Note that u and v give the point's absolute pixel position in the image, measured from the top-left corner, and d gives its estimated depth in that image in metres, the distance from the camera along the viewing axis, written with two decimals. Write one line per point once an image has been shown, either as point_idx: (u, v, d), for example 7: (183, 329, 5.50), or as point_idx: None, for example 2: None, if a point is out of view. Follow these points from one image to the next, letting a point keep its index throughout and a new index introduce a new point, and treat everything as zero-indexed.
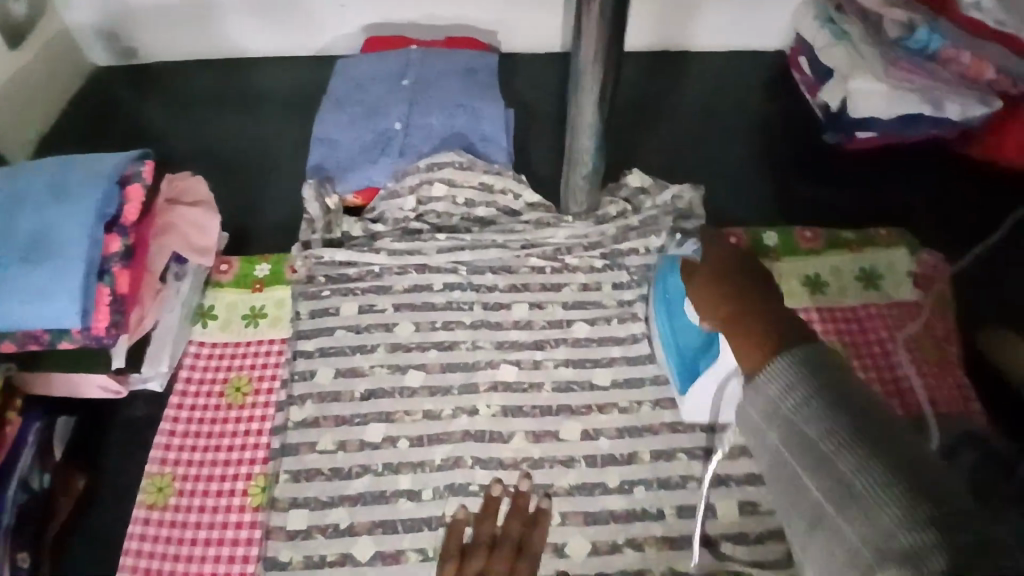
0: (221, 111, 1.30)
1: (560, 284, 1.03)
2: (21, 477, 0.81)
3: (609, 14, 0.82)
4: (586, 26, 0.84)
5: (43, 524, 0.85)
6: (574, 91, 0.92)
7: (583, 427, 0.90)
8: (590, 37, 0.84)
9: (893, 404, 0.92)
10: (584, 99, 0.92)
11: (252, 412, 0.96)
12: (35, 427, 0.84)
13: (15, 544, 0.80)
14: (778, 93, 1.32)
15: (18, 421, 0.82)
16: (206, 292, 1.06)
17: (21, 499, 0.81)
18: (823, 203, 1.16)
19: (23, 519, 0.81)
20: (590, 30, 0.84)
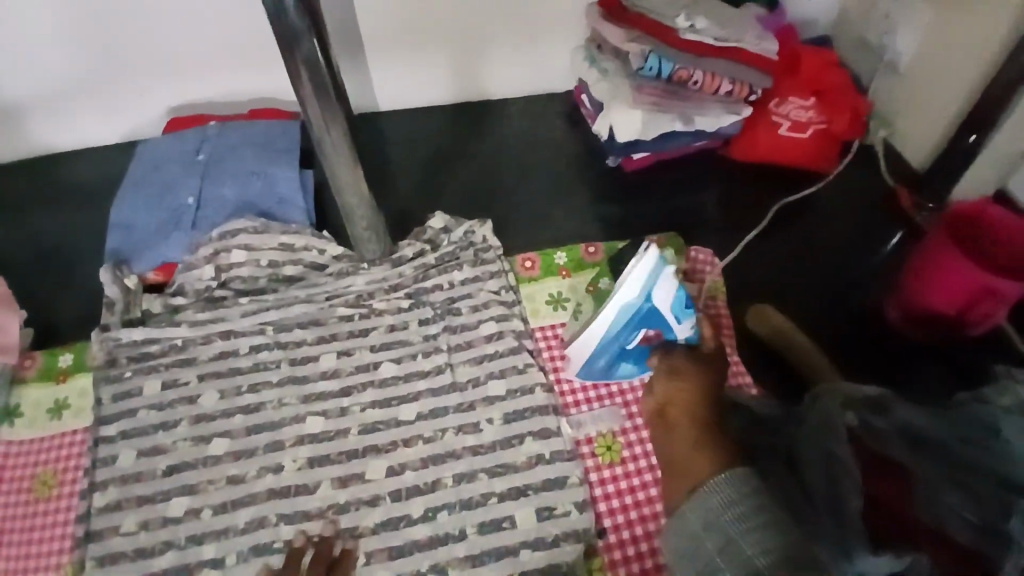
0: (30, 207, 1.29)
1: (367, 329, 1.06)
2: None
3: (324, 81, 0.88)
4: (308, 96, 0.89)
5: None
6: (320, 155, 0.97)
7: (389, 464, 0.92)
8: (313, 101, 0.90)
9: None
10: (336, 157, 0.97)
11: (55, 502, 0.94)
12: None
13: None
14: (575, 125, 1.45)
15: None
16: (11, 392, 1.03)
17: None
18: (614, 216, 1.28)
19: None
20: (314, 97, 0.89)
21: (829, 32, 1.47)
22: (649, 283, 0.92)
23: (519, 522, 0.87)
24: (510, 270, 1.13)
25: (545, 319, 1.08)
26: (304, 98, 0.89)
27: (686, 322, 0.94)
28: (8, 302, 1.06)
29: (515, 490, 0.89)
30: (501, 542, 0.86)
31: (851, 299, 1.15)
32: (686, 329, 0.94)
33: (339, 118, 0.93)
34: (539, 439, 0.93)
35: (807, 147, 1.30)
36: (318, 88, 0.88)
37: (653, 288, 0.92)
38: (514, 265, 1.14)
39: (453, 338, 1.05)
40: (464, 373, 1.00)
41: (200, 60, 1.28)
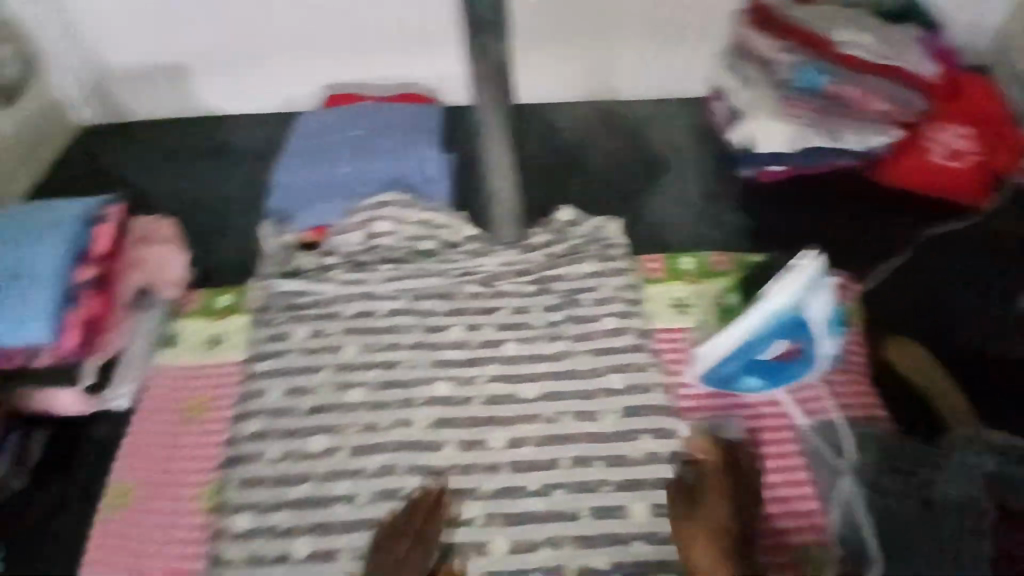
0: (197, 161, 1.43)
1: (494, 308, 1.12)
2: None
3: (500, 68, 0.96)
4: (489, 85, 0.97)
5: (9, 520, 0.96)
6: (481, 137, 1.03)
7: (509, 437, 0.98)
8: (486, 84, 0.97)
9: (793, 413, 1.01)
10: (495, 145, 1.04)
11: (201, 427, 1.03)
12: (12, 437, 0.99)
13: None
14: (705, 132, 1.44)
15: None
16: (169, 322, 1.14)
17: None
18: (741, 227, 1.29)
19: None
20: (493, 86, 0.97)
21: (987, 64, 1.41)
22: (811, 291, 0.96)
23: (633, 513, 0.90)
24: (635, 269, 1.14)
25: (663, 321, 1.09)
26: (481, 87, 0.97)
27: (826, 340, 0.98)
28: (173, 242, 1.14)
29: (631, 483, 0.93)
30: (613, 527, 0.89)
31: None
32: (830, 344, 0.98)
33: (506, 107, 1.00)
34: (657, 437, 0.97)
35: (958, 178, 1.23)
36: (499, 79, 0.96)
37: (811, 304, 0.95)
38: (639, 265, 1.15)
39: (576, 327, 1.08)
40: (582, 360, 1.04)
41: (360, 43, 1.40)
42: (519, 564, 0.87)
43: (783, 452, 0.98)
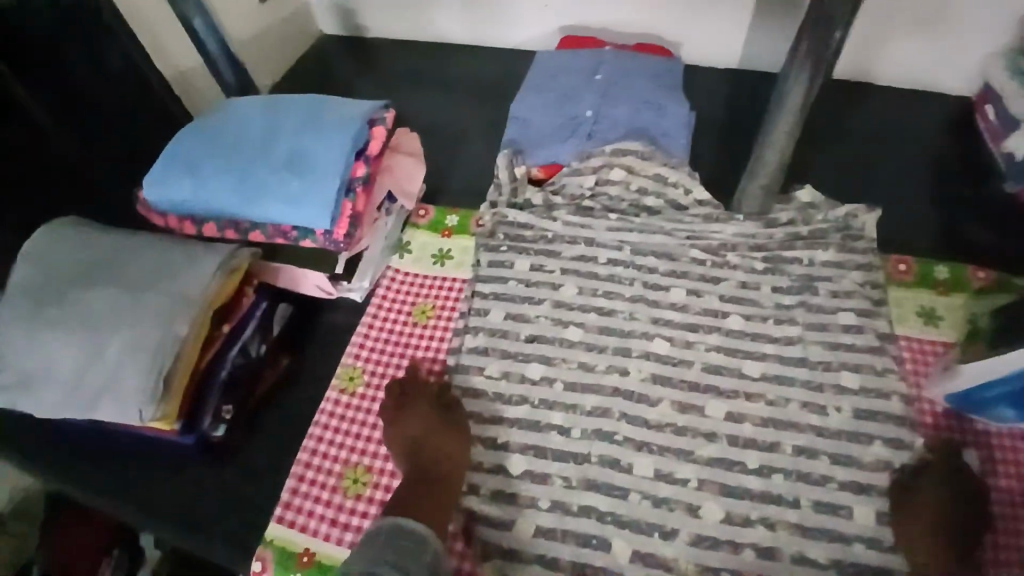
0: (428, 84, 1.49)
1: (718, 278, 1.09)
2: (245, 340, 0.99)
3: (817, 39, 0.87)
4: (801, 61, 0.89)
5: (250, 388, 1.02)
6: (776, 104, 0.96)
7: (728, 408, 0.97)
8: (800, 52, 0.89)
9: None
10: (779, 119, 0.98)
11: (426, 331, 1.10)
12: (262, 305, 1.02)
13: (226, 398, 0.97)
14: (959, 135, 1.32)
15: (251, 296, 1.01)
16: (405, 229, 1.22)
17: (240, 362, 0.98)
18: (995, 247, 1.15)
19: (236, 380, 0.99)
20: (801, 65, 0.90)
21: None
22: None
23: (856, 515, 0.88)
24: (882, 267, 1.08)
25: (908, 330, 1.03)
26: (796, 62, 0.90)
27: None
28: (418, 156, 1.20)
29: (857, 485, 0.89)
30: (833, 523, 0.87)
31: None
32: None
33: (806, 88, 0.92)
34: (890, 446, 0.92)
35: None
36: (817, 55, 0.88)
37: None
38: (886, 265, 1.09)
39: (809, 316, 1.04)
40: (816, 351, 1.00)
41: None
42: (730, 534, 0.88)
43: (1018, 491, 0.89)
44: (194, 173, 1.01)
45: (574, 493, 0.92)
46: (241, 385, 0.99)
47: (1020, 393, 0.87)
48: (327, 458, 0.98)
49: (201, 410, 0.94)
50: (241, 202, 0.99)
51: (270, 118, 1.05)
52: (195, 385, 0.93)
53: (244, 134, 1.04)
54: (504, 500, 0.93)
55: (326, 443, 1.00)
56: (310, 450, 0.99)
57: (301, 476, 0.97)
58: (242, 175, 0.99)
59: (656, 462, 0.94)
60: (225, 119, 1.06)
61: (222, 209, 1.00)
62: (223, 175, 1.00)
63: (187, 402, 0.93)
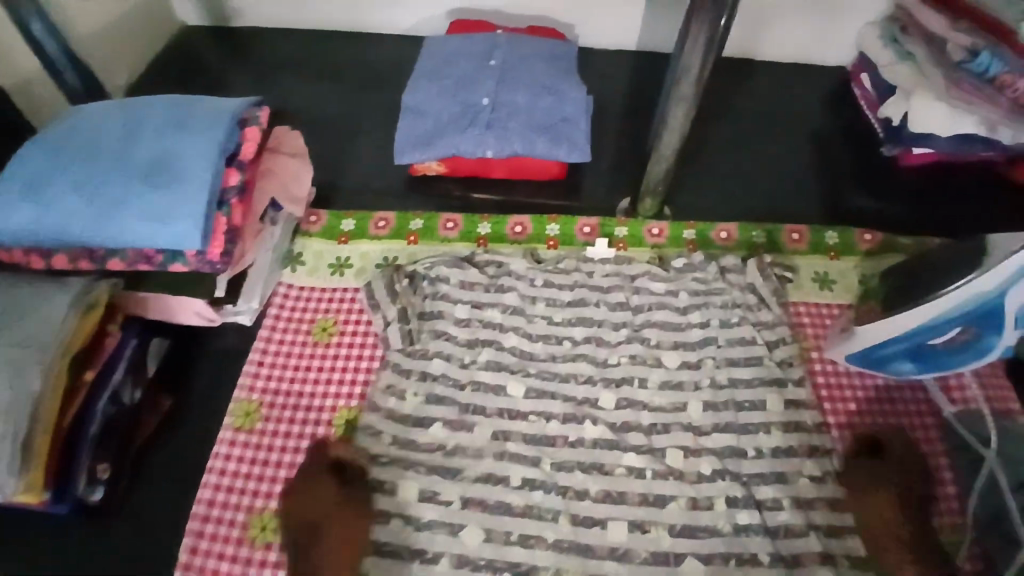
0: (308, 77, 1.36)
1: (632, 271, 1.03)
2: (114, 387, 0.86)
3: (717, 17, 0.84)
4: (695, 42, 0.87)
5: (128, 438, 0.89)
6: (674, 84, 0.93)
7: (653, 395, 0.92)
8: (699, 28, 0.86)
9: (927, 403, 0.96)
10: (679, 101, 0.95)
11: (326, 352, 1.00)
12: (131, 342, 0.89)
13: (98, 455, 0.85)
14: (835, 105, 1.40)
15: (116, 335, 0.87)
16: (296, 240, 1.10)
17: (110, 411, 0.86)
18: (874, 209, 1.22)
19: (110, 431, 0.86)
20: (698, 44, 0.87)
21: None
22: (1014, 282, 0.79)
23: (781, 483, 0.86)
24: (776, 237, 1.11)
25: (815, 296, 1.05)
26: (691, 44, 0.87)
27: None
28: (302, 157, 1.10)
29: (779, 452, 0.88)
30: (767, 495, 0.85)
31: None
32: (1014, 336, 0.84)
33: (700, 68, 0.90)
34: (812, 411, 0.91)
35: None
36: (711, 32, 0.85)
37: (1011, 297, 0.80)
38: (781, 234, 1.12)
39: (726, 297, 1.00)
40: (740, 330, 0.97)
41: None
42: (661, 519, 0.84)
43: (922, 443, 0.92)
44: (31, 194, 0.85)
45: (496, 502, 0.84)
46: (114, 436, 0.87)
47: (919, 351, 0.91)
48: (228, 507, 0.87)
49: (72, 473, 0.81)
50: (91, 226, 0.84)
51: (122, 124, 0.91)
52: (60, 447, 0.80)
53: (90, 143, 0.88)
54: (421, 518, 0.83)
55: (222, 490, 0.89)
56: (207, 501, 0.88)
57: (200, 531, 0.86)
58: (90, 193, 0.85)
59: (590, 455, 0.88)
60: (68, 128, 0.91)
61: (70, 237, 0.85)
62: (67, 195, 0.85)
63: (54, 467, 0.79)
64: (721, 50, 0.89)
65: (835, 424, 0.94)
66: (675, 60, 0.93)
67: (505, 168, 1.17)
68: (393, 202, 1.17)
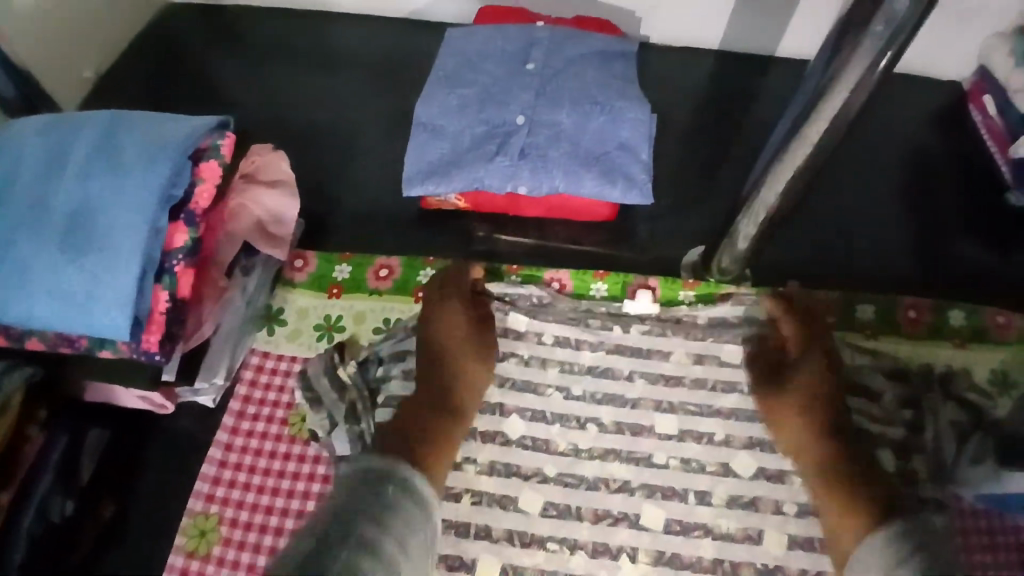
0: (304, 70, 1.11)
1: (698, 357, 0.83)
2: (40, 500, 0.68)
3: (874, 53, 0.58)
4: (845, 79, 0.61)
5: (58, 559, 0.71)
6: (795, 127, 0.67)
7: (727, 539, 0.72)
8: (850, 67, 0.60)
9: None
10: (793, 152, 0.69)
11: (306, 450, 0.78)
12: (60, 442, 0.71)
13: None
14: (948, 130, 1.13)
15: (40, 438, 0.69)
16: (274, 292, 0.88)
17: (36, 529, 0.68)
18: (1003, 274, 0.98)
19: (37, 553, 0.69)
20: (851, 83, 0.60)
21: None
22: None
23: None
24: (883, 314, 0.87)
25: (942, 411, 0.79)
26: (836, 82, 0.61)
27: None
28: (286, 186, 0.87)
29: None
30: None
31: None
32: None
33: (842, 114, 0.64)
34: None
35: None
36: (871, 66, 0.59)
37: None
38: (894, 312, 0.88)
39: None
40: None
41: None
42: None
43: None
44: None
45: None
46: (42, 559, 0.70)
47: None
48: None
49: None
50: None
51: (44, 153, 0.70)
52: None
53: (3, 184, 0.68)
54: None
55: None
56: None
57: None
58: None
59: None
60: None
61: None
62: None
63: None
64: (871, 92, 0.63)
65: None
66: (803, 92, 0.68)
67: (540, 206, 0.94)
68: (400, 241, 0.94)
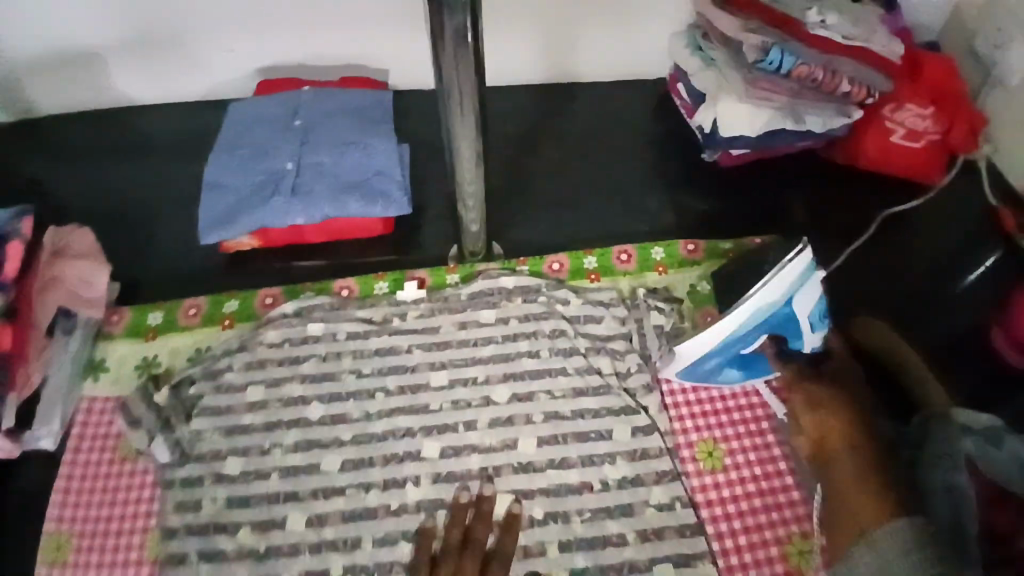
0: (114, 159, 1.26)
1: (463, 323, 1.04)
2: None
3: (466, 57, 0.80)
4: (458, 82, 0.83)
5: None
6: (446, 124, 0.89)
7: (491, 452, 0.91)
8: (452, 72, 0.82)
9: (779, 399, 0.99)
10: (462, 143, 0.91)
11: (134, 466, 0.91)
12: None
13: None
14: (662, 116, 1.40)
15: None
16: (97, 346, 1.01)
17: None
18: (705, 213, 1.25)
19: None
20: (462, 109, 0.86)
21: (935, 40, 1.40)
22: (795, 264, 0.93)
23: (622, 516, 0.87)
24: (601, 263, 1.11)
25: (647, 319, 1.03)
26: (451, 85, 0.83)
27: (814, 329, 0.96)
28: (96, 255, 1.01)
29: (620, 482, 0.90)
30: (614, 530, 0.86)
31: (940, 322, 1.13)
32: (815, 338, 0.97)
33: (478, 124, 0.89)
34: (660, 434, 0.93)
35: (919, 156, 1.25)
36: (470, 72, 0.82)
37: (800, 298, 0.94)
38: (610, 257, 1.12)
39: (553, 338, 1.02)
40: (573, 360, 0.99)
41: (292, 24, 1.23)
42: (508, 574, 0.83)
43: (765, 456, 0.95)
44: None
45: None
46: None
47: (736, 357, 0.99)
48: None
49: None
50: None
51: None
52: None
53: None
54: None
55: None
56: None
57: None
58: None
59: (415, 518, 0.86)
60: None
61: None
62: None
63: None
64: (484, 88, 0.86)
65: (681, 444, 0.95)
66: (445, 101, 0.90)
67: (323, 232, 1.12)
68: (210, 285, 1.10)
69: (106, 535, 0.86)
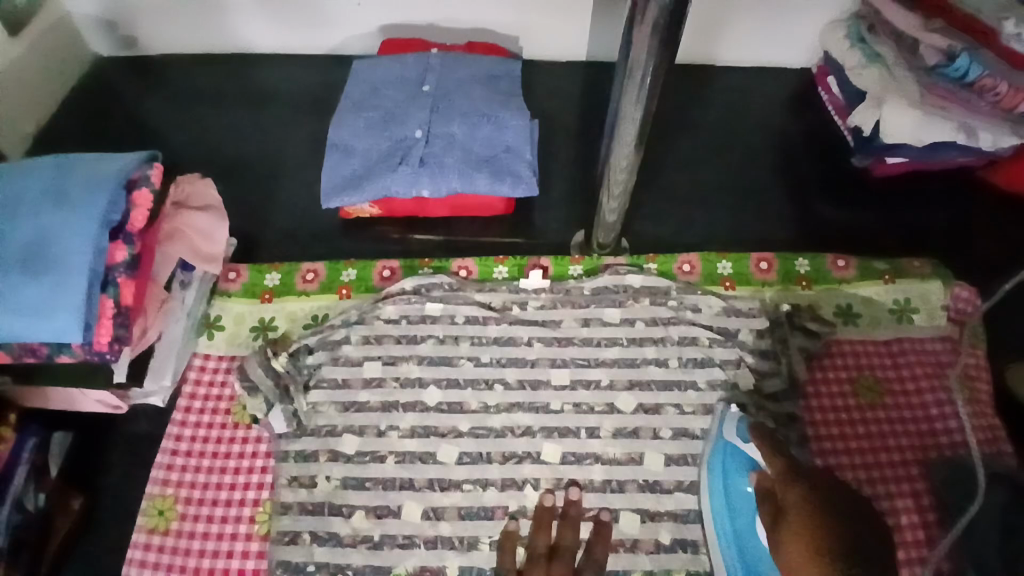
0: (229, 107, 1.23)
1: (588, 319, 0.97)
2: (19, 495, 0.76)
3: (663, 37, 0.73)
4: (644, 63, 0.76)
5: (38, 549, 0.79)
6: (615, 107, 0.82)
7: (615, 464, 0.86)
8: (642, 51, 0.74)
9: (931, 445, 0.90)
10: (625, 130, 0.84)
11: (249, 432, 0.90)
12: (31, 442, 0.78)
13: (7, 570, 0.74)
14: (802, 111, 1.29)
15: (13, 438, 0.76)
16: (212, 302, 0.99)
17: (15, 521, 0.75)
18: (846, 224, 1.14)
19: (18, 543, 0.76)
20: (637, 98, 0.80)
21: None
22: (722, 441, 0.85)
23: None
24: (739, 270, 1.03)
25: (790, 340, 0.95)
26: (639, 66, 0.76)
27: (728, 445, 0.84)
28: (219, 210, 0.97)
29: None
30: None
31: None
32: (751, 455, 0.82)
33: (645, 112, 0.82)
34: None
35: None
36: (658, 51, 0.74)
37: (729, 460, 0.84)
38: (747, 263, 1.04)
39: (684, 347, 0.95)
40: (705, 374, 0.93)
41: None
42: None
43: (914, 508, 0.86)
44: None
45: None
46: (26, 547, 0.77)
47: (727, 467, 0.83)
48: None
49: None
50: None
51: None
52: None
53: None
54: None
55: None
56: None
57: None
58: None
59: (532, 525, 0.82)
60: None
61: None
62: None
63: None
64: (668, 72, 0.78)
65: None
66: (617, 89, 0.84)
67: (445, 206, 1.07)
68: (324, 251, 1.06)
69: (220, 501, 0.85)
